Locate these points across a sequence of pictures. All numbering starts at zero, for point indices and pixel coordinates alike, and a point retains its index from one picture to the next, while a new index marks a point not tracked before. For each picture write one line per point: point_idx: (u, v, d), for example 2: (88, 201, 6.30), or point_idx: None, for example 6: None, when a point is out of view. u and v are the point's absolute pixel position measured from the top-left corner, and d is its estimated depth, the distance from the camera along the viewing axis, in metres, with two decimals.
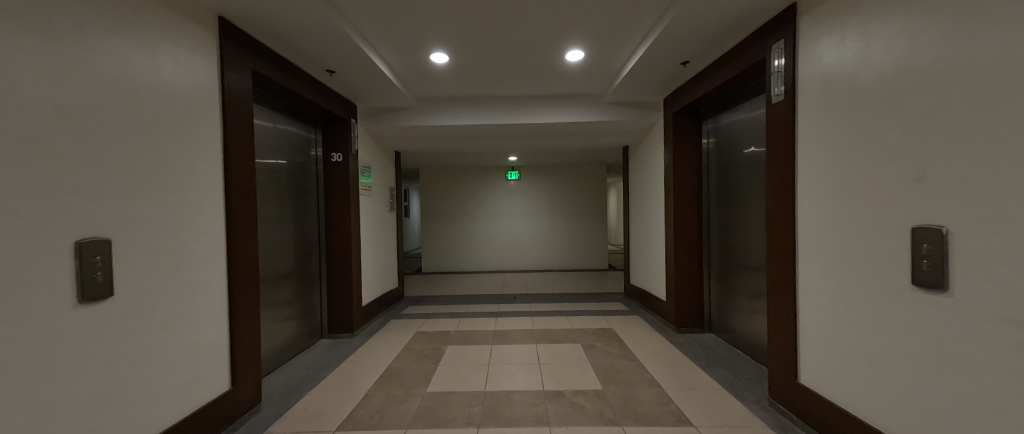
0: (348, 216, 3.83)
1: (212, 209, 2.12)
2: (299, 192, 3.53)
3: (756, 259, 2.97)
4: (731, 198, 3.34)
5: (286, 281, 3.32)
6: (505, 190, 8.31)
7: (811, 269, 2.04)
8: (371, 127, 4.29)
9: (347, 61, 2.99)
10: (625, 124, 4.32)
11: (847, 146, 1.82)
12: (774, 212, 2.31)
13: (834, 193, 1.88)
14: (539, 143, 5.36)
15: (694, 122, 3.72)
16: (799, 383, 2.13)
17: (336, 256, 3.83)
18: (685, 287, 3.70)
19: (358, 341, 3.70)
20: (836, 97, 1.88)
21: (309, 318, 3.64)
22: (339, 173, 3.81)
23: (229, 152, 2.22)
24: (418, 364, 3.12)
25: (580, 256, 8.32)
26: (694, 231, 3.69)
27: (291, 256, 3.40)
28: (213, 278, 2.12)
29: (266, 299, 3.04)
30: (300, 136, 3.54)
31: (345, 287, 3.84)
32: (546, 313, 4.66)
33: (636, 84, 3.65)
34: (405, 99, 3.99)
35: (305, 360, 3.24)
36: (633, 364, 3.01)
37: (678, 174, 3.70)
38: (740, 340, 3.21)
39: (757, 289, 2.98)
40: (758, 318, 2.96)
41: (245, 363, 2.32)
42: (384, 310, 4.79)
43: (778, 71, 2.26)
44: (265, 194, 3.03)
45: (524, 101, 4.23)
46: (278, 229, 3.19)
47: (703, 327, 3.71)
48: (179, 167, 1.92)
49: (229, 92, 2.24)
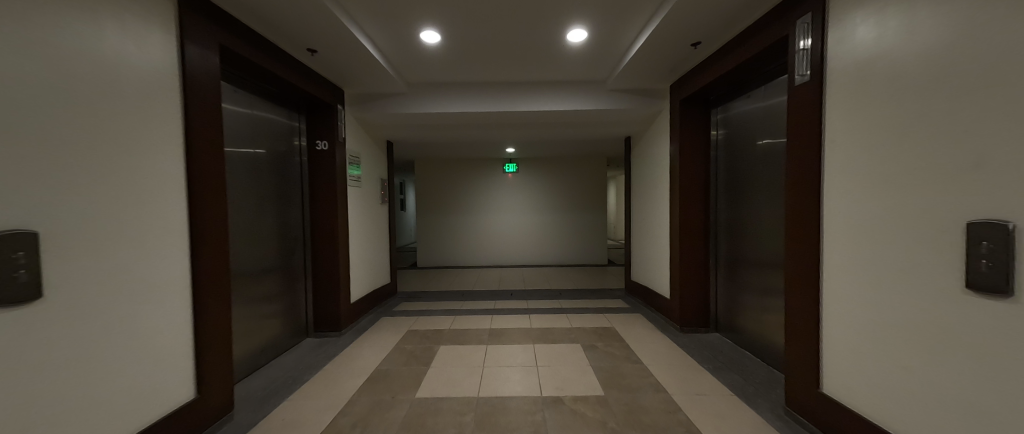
0: (334, 209, 3.60)
1: (171, 198, 1.90)
2: (282, 183, 3.31)
3: (769, 256, 2.78)
4: (741, 191, 3.13)
5: (267, 277, 3.10)
6: (504, 183, 8.09)
7: (839, 268, 1.85)
8: (360, 114, 4.05)
9: (330, 39, 2.76)
10: (629, 113, 4.09)
11: (885, 129, 1.62)
12: (793, 204, 2.11)
13: (871, 185, 1.67)
14: (537, 133, 5.12)
15: (701, 110, 3.50)
16: (820, 393, 1.95)
17: (321, 250, 3.60)
18: (690, 284, 3.52)
19: (345, 341, 3.50)
20: (872, 76, 1.67)
21: (292, 316, 3.43)
22: (324, 163, 3.58)
23: (191, 136, 1.99)
24: (408, 367, 2.93)
25: (579, 251, 8.13)
26: (700, 225, 3.49)
27: (273, 251, 3.18)
28: (172, 275, 1.90)
29: (242, 297, 2.81)
30: (281, 122, 3.30)
31: (331, 284, 3.63)
32: (544, 311, 4.46)
33: (641, 69, 3.43)
34: (395, 84, 3.75)
35: (287, 362, 3.04)
36: (636, 366, 2.83)
37: (684, 166, 3.49)
38: (748, 341, 3.04)
39: (769, 287, 2.80)
40: (770, 319, 2.78)
41: (214, 369, 2.11)
42: (374, 307, 4.57)
43: (802, 50, 2.04)
44: (242, 185, 2.79)
45: (522, 87, 3.99)
46: (258, 223, 2.97)
47: (708, 327, 3.53)
48: (127, 151, 1.69)
49: (192, 69, 2.00)
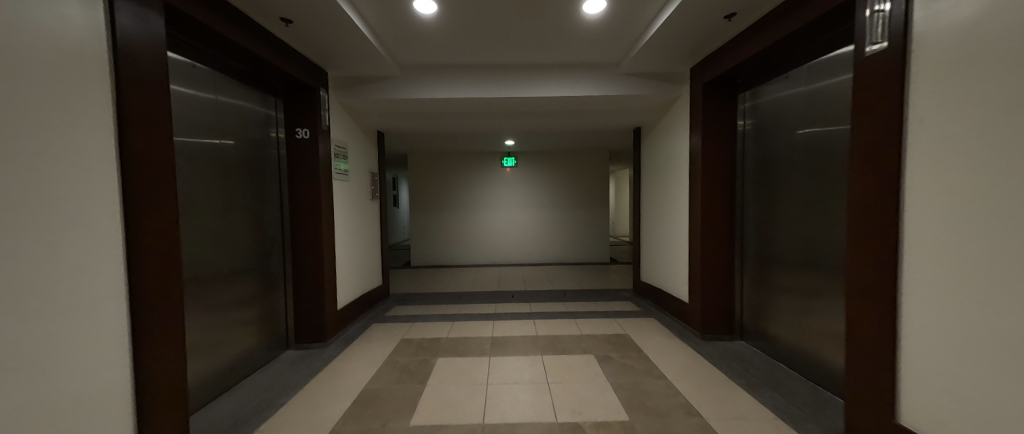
0: (317, 206, 3.18)
1: (101, 192, 1.49)
2: (257, 177, 2.90)
3: (812, 257, 2.46)
4: (774, 184, 2.81)
5: (238, 284, 2.70)
6: (502, 178, 7.71)
7: (929, 275, 1.52)
8: (348, 100, 3.64)
9: (307, 7, 2.36)
10: (644, 99, 3.74)
11: (1006, 106, 1.28)
12: (858, 200, 1.78)
13: (983, 177, 1.35)
14: (540, 123, 4.75)
15: (727, 95, 3.16)
16: (896, 423, 1.65)
17: (304, 252, 3.20)
18: (713, 287, 3.21)
19: (330, 353, 3.12)
20: (989, 37, 1.33)
21: (270, 326, 3.05)
22: (305, 153, 3.16)
23: (125, 115, 1.57)
24: (402, 385, 2.57)
25: (581, 249, 7.82)
26: (724, 222, 3.17)
27: (247, 254, 2.79)
28: (104, 289, 1.50)
29: (206, 308, 2.42)
30: (254, 106, 2.89)
31: (315, 289, 3.23)
32: (550, 316, 4.12)
33: (660, 48, 3.08)
34: (385, 65, 3.35)
35: (262, 380, 2.66)
36: (660, 382, 2.51)
37: (707, 159, 3.15)
38: (782, 352, 2.73)
39: (811, 292, 2.48)
40: (814, 329, 2.46)
41: (164, 400, 1.72)
42: (364, 313, 4.19)
43: (878, 13, 1.70)
44: (204, 178, 2.39)
45: (528, 69, 3.62)
46: (227, 222, 2.58)
47: (732, 334, 3.23)
48: (37, 133, 1.30)
49: (126, 30, 1.59)
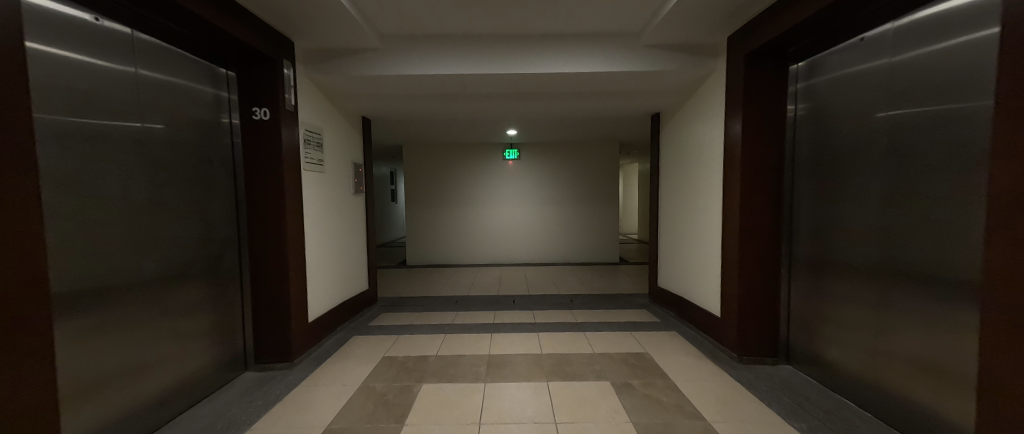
0: (280, 201, 2.67)
1: None
2: (201, 166, 2.40)
3: (903, 271, 1.91)
4: (840, 176, 2.26)
5: (172, 298, 2.20)
6: (504, 170, 7.17)
7: None
8: (321, 77, 3.11)
9: None
10: (667, 76, 3.17)
11: None
12: (1011, 199, 1.22)
13: None
14: (545, 107, 4.20)
15: (775, 69, 2.59)
16: None
17: (265, 256, 2.70)
18: (752, 301, 2.67)
19: (296, 376, 2.63)
20: None
21: (224, 344, 2.57)
22: (266, 138, 2.65)
23: None
24: (374, 423, 2.07)
25: (588, 248, 7.29)
26: (769, 223, 2.63)
27: (186, 261, 2.29)
28: None
29: (122, 333, 1.92)
30: (194, 81, 2.37)
31: (279, 299, 2.73)
32: (557, 327, 3.60)
33: (692, 13, 2.52)
34: (361, 34, 2.80)
35: (205, 415, 2.18)
36: (694, 423, 2.01)
37: (748, 145, 2.60)
38: (848, 384, 2.21)
39: (896, 314, 1.95)
40: (898, 360, 1.94)
41: None
42: (346, 323, 3.71)
43: None
44: (115, 172, 1.89)
45: (532, 41, 3.06)
46: (154, 226, 2.08)
47: (775, 356, 2.71)
48: None
49: None
